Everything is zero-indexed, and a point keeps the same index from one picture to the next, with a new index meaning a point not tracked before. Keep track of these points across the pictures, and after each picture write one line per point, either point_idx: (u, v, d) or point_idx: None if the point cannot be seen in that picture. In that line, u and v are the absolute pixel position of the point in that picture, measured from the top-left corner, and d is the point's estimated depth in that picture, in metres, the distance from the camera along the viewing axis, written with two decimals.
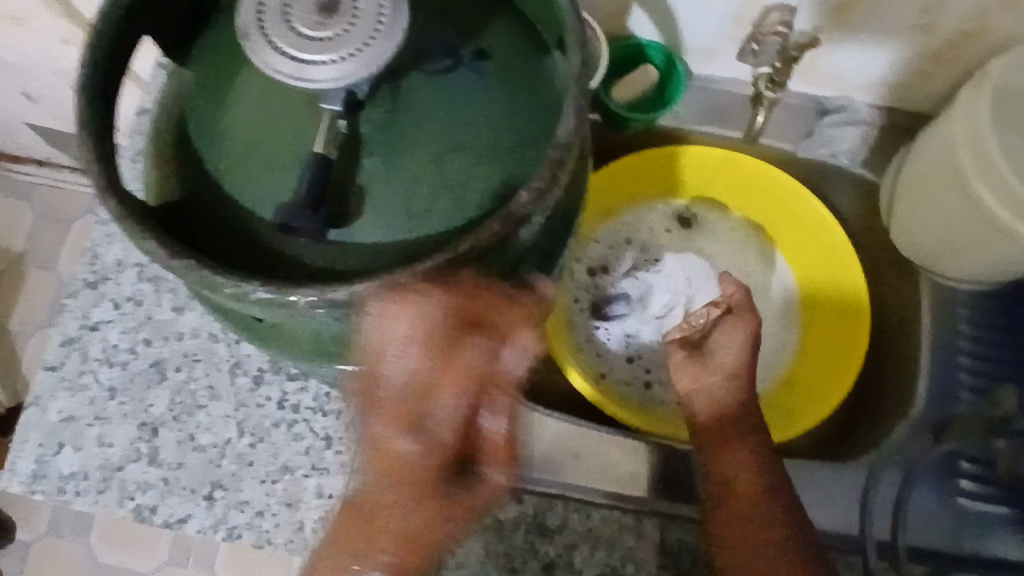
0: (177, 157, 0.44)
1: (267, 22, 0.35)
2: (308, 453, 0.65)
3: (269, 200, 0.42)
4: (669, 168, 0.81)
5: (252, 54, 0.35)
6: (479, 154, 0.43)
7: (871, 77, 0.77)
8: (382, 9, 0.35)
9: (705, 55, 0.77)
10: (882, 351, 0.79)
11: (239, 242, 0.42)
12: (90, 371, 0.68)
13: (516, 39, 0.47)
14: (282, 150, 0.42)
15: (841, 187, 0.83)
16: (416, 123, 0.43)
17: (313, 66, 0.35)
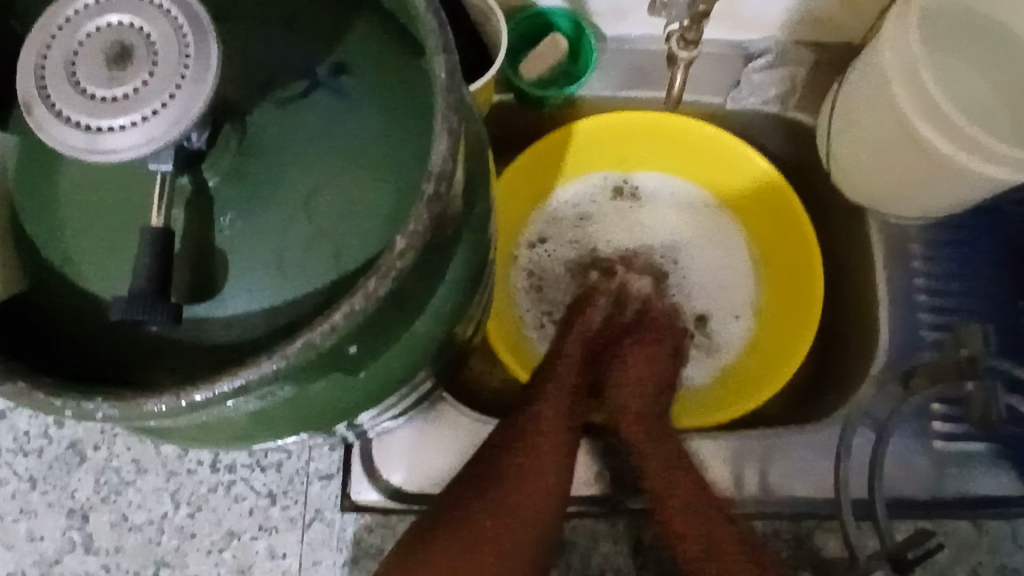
0: (19, 247, 0.39)
1: (51, 89, 0.30)
2: (253, 514, 0.60)
3: (121, 285, 0.37)
4: (598, 140, 0.75)
5: (40, 130, 0.30)
6: (350, 189, 0.38)
7: (790, 13, 0.72)
8: (183, 51, 0.30)
9: (614, 16, 0.71)
10: (840, 299, 0.76)
11: (107, 336, 0.38)
12: (6, 463, 0.62)
13: (379, 49, 0.41)
14: (127, 227, 0.38)
15: (778, 133, 0.79)
16: (274, 166, 0.38)
17: (109, 133, 0.29)
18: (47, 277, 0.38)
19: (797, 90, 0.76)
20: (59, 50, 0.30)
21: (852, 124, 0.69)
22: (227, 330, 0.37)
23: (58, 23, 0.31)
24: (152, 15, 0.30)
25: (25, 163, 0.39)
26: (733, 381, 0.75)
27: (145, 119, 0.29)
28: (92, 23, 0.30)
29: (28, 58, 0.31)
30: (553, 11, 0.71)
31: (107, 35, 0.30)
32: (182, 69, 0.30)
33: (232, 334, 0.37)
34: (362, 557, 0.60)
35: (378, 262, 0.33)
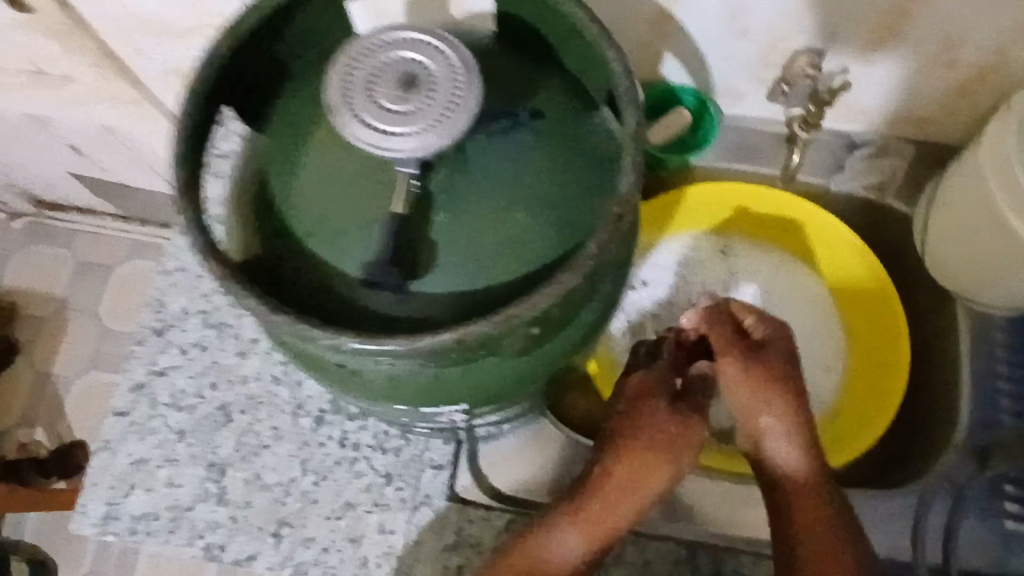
0: (264, 216, 0.48)
1: (353, 98, 0.39)
2: (370, 490, 0.67)
3: (350, 258, 0.45)
4: (718, 201, 0.83)
5: (339, 127, 0.38)
6: (539, 208, 0.46)
7: (898, 110, 0.79)
8: (458, 83, 0.39)
9: (735, 95, 0.79)
10: (920, 378, 0.82)
11: (322, 296, 0.45)
12: (159, 415, 0.70)
13: (566, 100, 0.50)
14: (358, 211, 0.45)
15: (872, 218, 0.86)
16: (481, 183, 0.45)
17: (395, 137, 0.38)
18: (285, 244, 0.46)
19: (895, 181, 0.83)
20: (362, 71, 0.39)
21: (950, 214, 0.74)
22: (430, 307, 0.44)
23: (359, 50, 0.40)
24: (437, 55, 0.39)
25: (277, 151, 0.48)
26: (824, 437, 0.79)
27: (424, 129, 0.38)
28: (389, 54, 0.39)
29: (335, 73, 0.39)
30: (680, 88, 0.79)
31: (402, 66, 0.39)
32: (456, 96, 0.38)
33: (432, 313, 0.44)
34: (462, 544, 0.65)
35: (575, 260, 0.41)
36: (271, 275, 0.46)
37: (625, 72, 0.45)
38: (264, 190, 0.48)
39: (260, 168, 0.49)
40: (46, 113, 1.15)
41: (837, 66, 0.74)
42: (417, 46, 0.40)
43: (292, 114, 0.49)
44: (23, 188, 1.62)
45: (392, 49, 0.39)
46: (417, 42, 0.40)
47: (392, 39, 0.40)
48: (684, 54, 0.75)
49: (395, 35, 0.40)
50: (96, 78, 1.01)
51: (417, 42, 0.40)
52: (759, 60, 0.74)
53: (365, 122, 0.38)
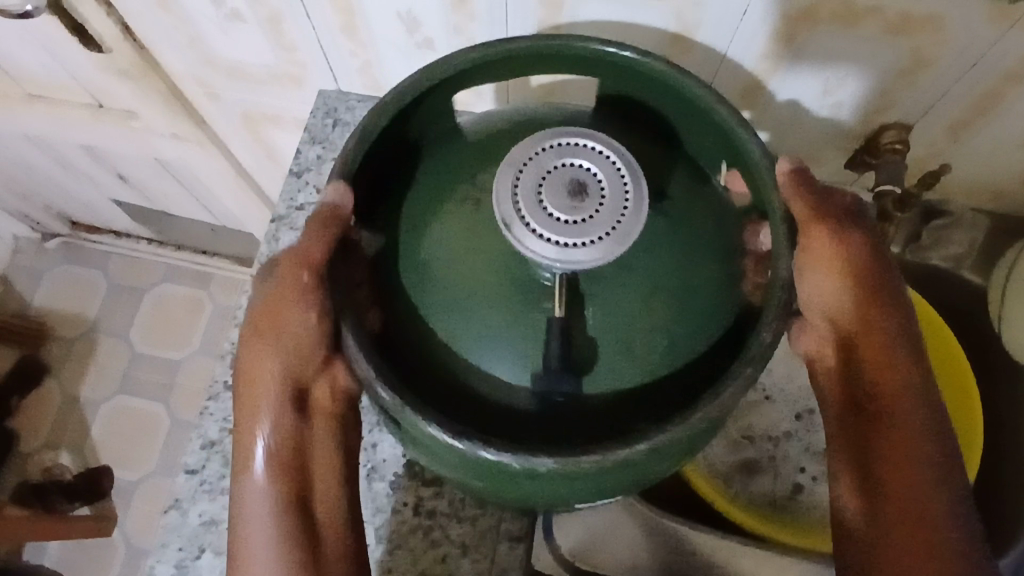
0: (392, 301, 0.47)
1: (524, 208, 0.38)
2: (447, 561, 0.65)
3: (496, 351, 0.44)
4: None
5: (519, 243, 0.38)
6: (676, 296, 0.44)
7: (976, 183, 0.79)
8: (625, 187, 0.39)
9: (812, 162, 0.80)
10: (997, 453, 0.80)
11: (467, 400, 0.44)
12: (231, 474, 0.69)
13: (696, 184, 0.49)
14: (501, 301, 0.44)
15: (942, 286, 0.85)
16: (622, 273, 0.44)
17: (579, 249, 0.37)
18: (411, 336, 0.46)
19: (970, 253, 0.82)
20: (528, 181, 0.39)
21: None
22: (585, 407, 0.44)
23: (520, 158, 0.39)
24: (597, 158, 0.39)
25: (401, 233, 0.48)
26: None
27: (602, 239, 0.38)
28: (551, 162, 0.39)
29: (498, 182, 0.39)
30: None
31: (567, 173, 0.39)
32: (628, 203, 0.38)
33: (564, 405, 0.44)
34: None
35: (740, 363, 0.41)
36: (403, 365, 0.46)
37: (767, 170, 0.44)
38: (390, 275, 0.47)
39: (382, 250, 0.48)
40: (103, 145, 1.15)
41: (922, 140, 0.74)
42: (573, 149, 0.39)
43: (416, 197, 0.48)
44: (62, 211, 1.62)
45: (554, 156, 0.39)
46: (574, 147, 0.39)
47: (550, 145, 0.40)
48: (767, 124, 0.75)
49: (551, 141, 0.40)
50: (160, 117, 1.01)
51: (575, 146, 0.39)
52: (843, 132, 0.74)
53: (540, 236, 0.38)
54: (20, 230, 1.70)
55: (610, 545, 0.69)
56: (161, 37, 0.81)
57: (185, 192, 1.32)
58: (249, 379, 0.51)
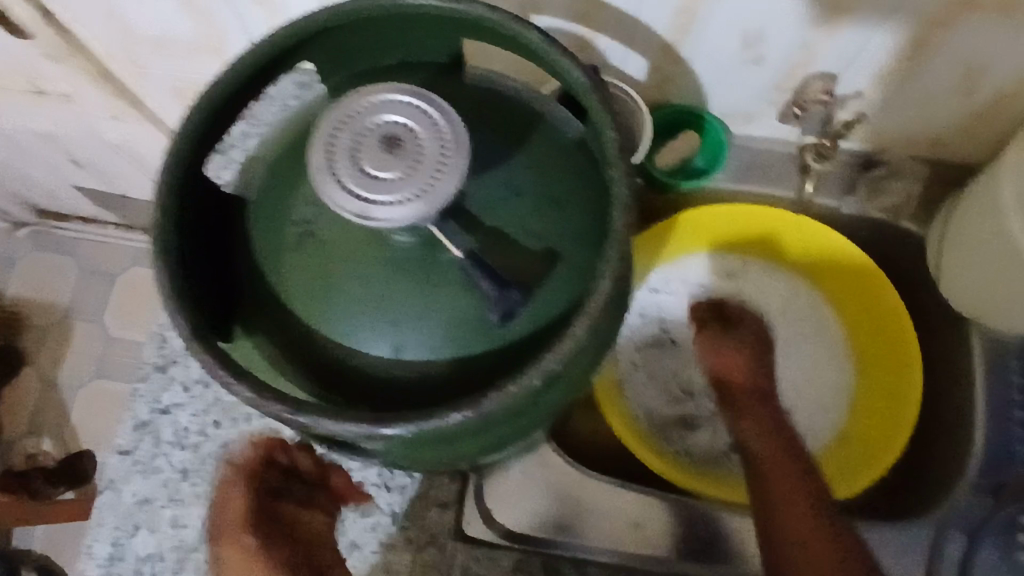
0: (256, 265, 0.46)
1: (356, 189, 0.35)
2: (375, 529, 0.67)
3: (372, 310, 0.43)
4: (735, 223, 0.82)
5: (367, 217, 0.35)
6: (544, 236, 0.45)
7: (910, 132, 0.77)
8: (428, 113, 0.37)
9: (746, 118, 0.78)
10: (935, 401, 0.80)
11: (348, 370, 0.44)
12: (163, 453, 0.69)
13: (561, 136, 0.49)
14: (371, 259, 0.44)
15: (881, 236, 0.84)
16: (485, 222, 0.44)
17: (425, 192, 0.35)
18: (277, 309, 0.45)
19: (909, 203, 0.80)
20: (339, 155, 0.36)
21: (967, 241, 0.72)
22: (468, 353, 0.43)
23: (316, 156, 0.36)
24: (384, 105, 0.37)
25: (257, 210, 0.47)
26: (856, 454, 0.79)
27: (445, 163, 0.36)
28: (349, 136, 0.36)
29: (319, 189, 0.36)
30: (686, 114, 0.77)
31: (369, 137, 0.36)
32: (441, 125, 0.37)
33: (436, 374, 0.43)
34: None
35: (592, 297, 0.40)
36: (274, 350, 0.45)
37: (615, 130, 0.42)
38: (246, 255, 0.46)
39: (240, 227, 0.47)
40: (47, 129, 1.14)
41: (852, 90, 0.72)
42: (368, 109, 0.37)
43: (269, 175, 0.47)
44: (27, 198, 1.61)
45: (347, 131, 0.37)
46: (359, 110, 0.37)
47: (337, 122, 0.37)
48: (692, 79, 0.74)
49: (335, 119, 0.37)
50: (97, 97, 1.00)
51: (361, 110, 0.37)
52: (771, 85, 0.72)
53: (385, 201, 0.36)
54: None
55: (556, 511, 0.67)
56: (78, 14, 0.79)
57: (138, 173, 1.31)
58: (225, 542, 0.60)
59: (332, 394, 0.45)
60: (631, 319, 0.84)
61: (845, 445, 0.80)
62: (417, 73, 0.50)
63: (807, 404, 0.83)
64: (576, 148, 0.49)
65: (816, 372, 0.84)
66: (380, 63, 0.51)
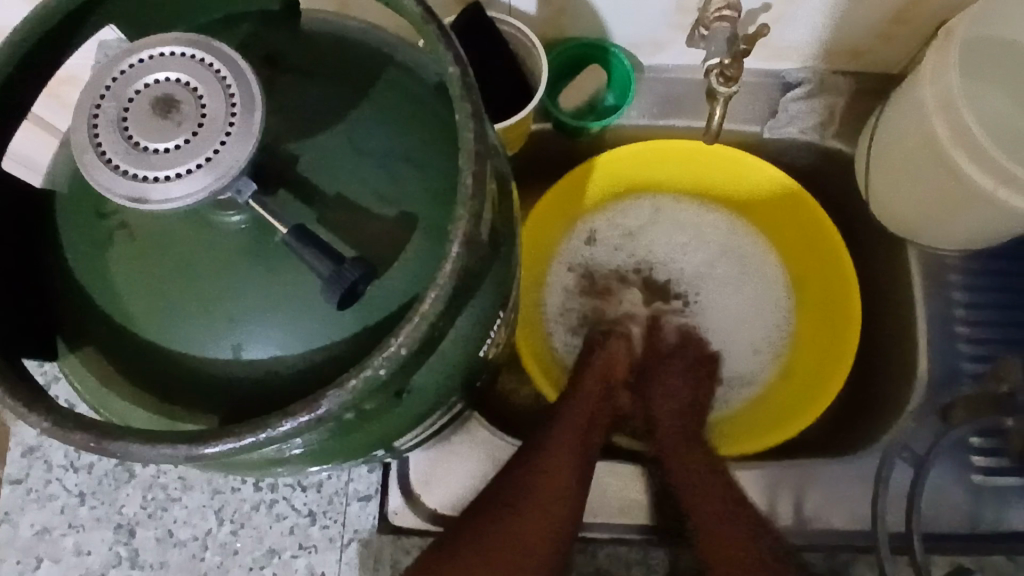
0: (73, 269, 0.40)
1: (129, 167, 0.30)
2: (294, 532, 0.62)
3: (206, 305, 0.38)
4: (655, 161, 0.77)
5: (147, 200, 0.30)
6: (395, 198, 0.40)
7: (827, 43, 0.72)
8: (209, 67, 0.32)
9: (652, 47, 0.72)
10: (876, 325, 0.77)
11: (189, 376, 0.39)
12: (57, 478, 0.64)
13: (412, 85, 0.43)
14: (199, 248, 0.38)
15: (808, 160, 0.79)
16: (324, 191, 0.39)
17: (213, 160, 0.30)
18: (100, 314, 0.39)
19: (834, 120, 0.76)
20: (107, 132, 0.31)
21: (893, 153, 0.68)
22: (322, 341, 0.38)
23: (81, 136, 0.31)
24: (155, 65, 0.32)
25: (66, 206, 0.41)
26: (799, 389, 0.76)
27: (234, 122, 0.31)
28: (117, 106, 0.31)
29: (87, 172, 0.31)
30: (585, 48, 0.72)
31: (139, 106, 0.31)
32: (225, 78, 0.32)
33: (290, 369, 0.38)
34: None
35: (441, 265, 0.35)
36: (107, 363, 0.39)
37: (456, 65, 0.36)
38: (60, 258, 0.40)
39: (52, 226, 0.41)
40: None
41: (758, 3, 0.66)
42: (138, 71, 0.32)
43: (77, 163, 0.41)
44: None
45: (114, 101, 0.31)
46: (128, 74, 0.32)
47: (103, 92, 0.32)
48: (587, 9, 0.68)
49: (100, 89, 0.32)
50: None
51: (128, 75, 0.32)
52: (671, 7, 0.66)
53: (168, 177, 0.30)
54: None
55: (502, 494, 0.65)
56: None
57: None
58: None
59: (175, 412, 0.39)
60: (559, 275, 0.80)
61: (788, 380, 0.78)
62: (242, 25, 0.43)
63: (747, 342, 0.79)
64: (433, 96, 0.43)
65: (755, 310, 0.80)
66: (201, 20, 0.44)
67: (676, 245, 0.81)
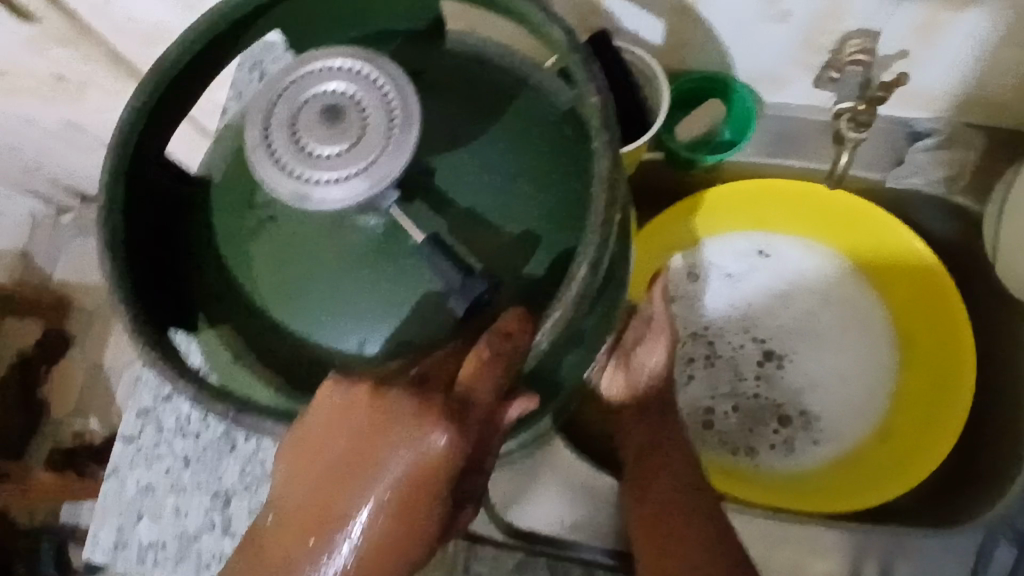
0: (221, 254, 0.43)
1: (294, 168, 0.33)
2: None
3: (336, 300, 0.41)
4: (765, 200, 0.76)
5: (305, 198, 0.33)
6: (521, 216, 0.41)
7: (966, 94, 0.69)
8: (374, 80, 0.34)
9: (776, 85, 0.72)
10: (990, 394, 0.73)
11: (313, 363, 0.41)
12: (165, 441, 0.69)
13: (546, 109, 0.45)
14: (336, 247, 0.41)
15: (933, 215, 0.76)
16: (459, 201, 0.41)
17: (369, 168, 0.33)
18: (238, 295, 0.43)
19: (964, 174, 0.72)
20: (278, 131, 0.34)
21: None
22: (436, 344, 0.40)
23: (255, 133, 0.34)
24: (326, 75, 0.34)
25: (220, 193, 0.44)
26: (897, 451, 0.73)
27: (393, 133, 0.33)
28: (289, 110, 0.34)
29: (257, 168, 0.34)
30: (709, 81, 0.71)
31: (310, 110, 0.34)
32: (386, 91, 0.34)
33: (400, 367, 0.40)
34: None
35: (566, 284, 0.36)
36: (240, 342, 0.43)
37: (596, 92, 0.38)
38: (207, 241, 0.44)
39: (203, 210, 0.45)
40: (73, 114, 1.15)
41: (895, 49, 0.65)
42: (310, 78, 0.34)
43: (235, 155, 0.45)
44: (68, 184, 1.59)
45: (286, 105, 0.34)
46: (301, 81, 0.34)
47: (278, 95, 0.34)
48: (713, 42, 0.68)
49: (275, 93, 0.35)
50: (116, 80, 1.01)
51: (301, 81, 0.34)
52: (802, 45, 0.66)
53: (327, 179, 0.33)
54: (36, 206, 1.70)
55: (575, 509, 0.65)
56: None
57: None
58: None
59: (296, 393, 0.41)
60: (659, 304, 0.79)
61: (883, 438, 0.74)
62: (393, 41, 0.46)
63: (844, 395, 0.76)
64: (562, 120, 0.45)
65: (857, 361, 0.77)
66: (354, 34, 0.46)
67: (774, 295, 0.79)
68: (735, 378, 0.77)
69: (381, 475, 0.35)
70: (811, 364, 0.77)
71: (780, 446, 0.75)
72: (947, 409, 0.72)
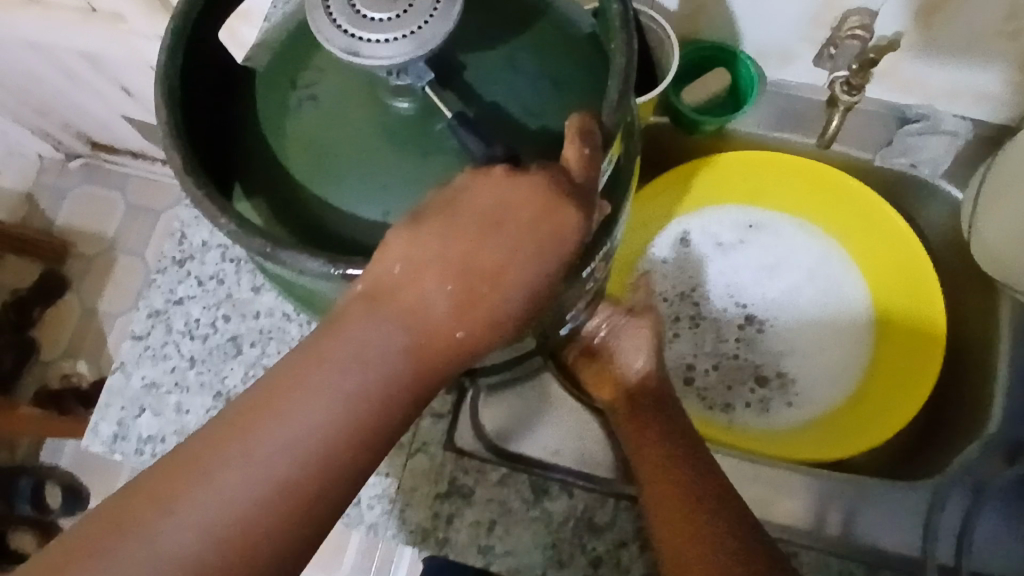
0: (260, 128, 0.47)
1: (349, 28, 0.37)
2: None
3: (361, 173, 0.44)
4: (760, 170, 0.81)
5: (355, 55, 0.37)
6: (541, 116, 0.45)
7: (954, 84, 0.74)
8: None
9: (781, 60, 0.76)
10: (961, 364, 0.77)
11: (335, 233, 0.45)
12: (173, 341, 0.71)
13: (570, 26, 0.49)
14: (369, 126, 0.44)
15: (916, 198, 0.81)
16: (487, 96, 0.45)
17: (414, 34, 0.37)
18: (269, 167, 0.46)
19: (948, 158, 0.77)
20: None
21: (1000, 193, 0.68)
22: None
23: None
24: None
25: (263, 76, 0.48)
26: (866, 413, 0.77)
27: (438, 7, 0.37)
28: None
29: (315, 27, 0.38)
30: (718, 50, 0.76)
31: None
32: None
33: None
34: (454, 493, 0.65)
35: (579, 162, 0.39)
36: (268, 209, 0.46)
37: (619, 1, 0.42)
38: (248, 118, 0.47)
39: (245, 92, 0.48)
40: (96, 50, 1.18)
41: (892, 32, 0.69)
42: None
43: (280, 43, 0.48)
44: (80, 129, 1.61)
45: None
46: None
47: None
48: (724, 12, 0.73)
49: None
50: (144, 14, 1.04)
51: None
52: (806, 21, 0.70)
53: (376, 40, 0.37)
54: (43, 149, 1.72)
55: (560, 436, 0.69)
56: None
57: None
58: None
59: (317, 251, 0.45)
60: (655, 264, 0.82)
61: (854, 402, 0.78)
62: None
63: (821, 361, 0.80)
64: (585, 39, 0.49)
65: (834, 331, 0.81)
66: None
67: (761, 264, 0.83)
68: (719, 336, 0.81)
69: (401, 313, 0.40)
70: (789, 330, 0.80)
71: (756, 404, 0.79)
72: (919, 375, 0.76)
